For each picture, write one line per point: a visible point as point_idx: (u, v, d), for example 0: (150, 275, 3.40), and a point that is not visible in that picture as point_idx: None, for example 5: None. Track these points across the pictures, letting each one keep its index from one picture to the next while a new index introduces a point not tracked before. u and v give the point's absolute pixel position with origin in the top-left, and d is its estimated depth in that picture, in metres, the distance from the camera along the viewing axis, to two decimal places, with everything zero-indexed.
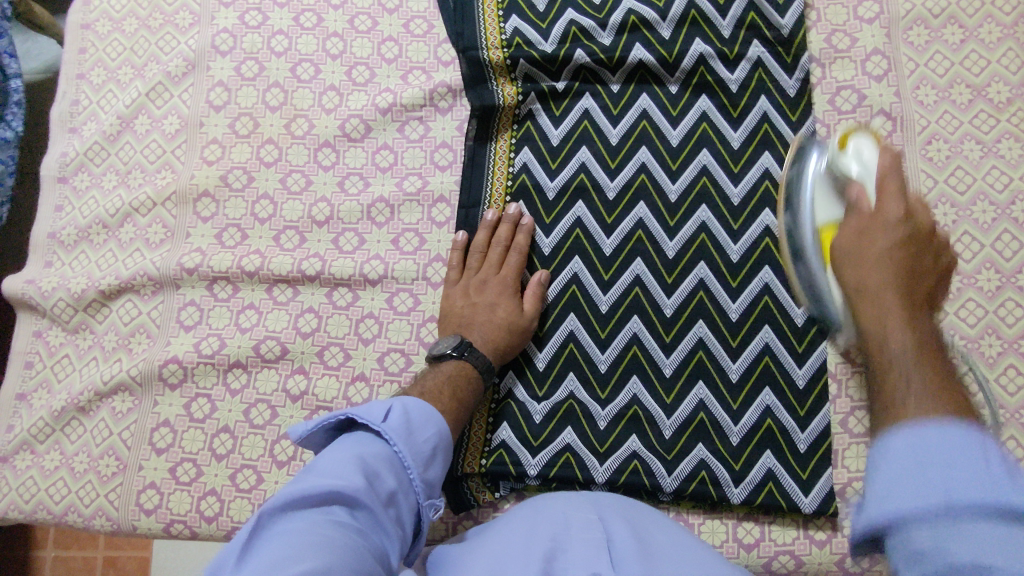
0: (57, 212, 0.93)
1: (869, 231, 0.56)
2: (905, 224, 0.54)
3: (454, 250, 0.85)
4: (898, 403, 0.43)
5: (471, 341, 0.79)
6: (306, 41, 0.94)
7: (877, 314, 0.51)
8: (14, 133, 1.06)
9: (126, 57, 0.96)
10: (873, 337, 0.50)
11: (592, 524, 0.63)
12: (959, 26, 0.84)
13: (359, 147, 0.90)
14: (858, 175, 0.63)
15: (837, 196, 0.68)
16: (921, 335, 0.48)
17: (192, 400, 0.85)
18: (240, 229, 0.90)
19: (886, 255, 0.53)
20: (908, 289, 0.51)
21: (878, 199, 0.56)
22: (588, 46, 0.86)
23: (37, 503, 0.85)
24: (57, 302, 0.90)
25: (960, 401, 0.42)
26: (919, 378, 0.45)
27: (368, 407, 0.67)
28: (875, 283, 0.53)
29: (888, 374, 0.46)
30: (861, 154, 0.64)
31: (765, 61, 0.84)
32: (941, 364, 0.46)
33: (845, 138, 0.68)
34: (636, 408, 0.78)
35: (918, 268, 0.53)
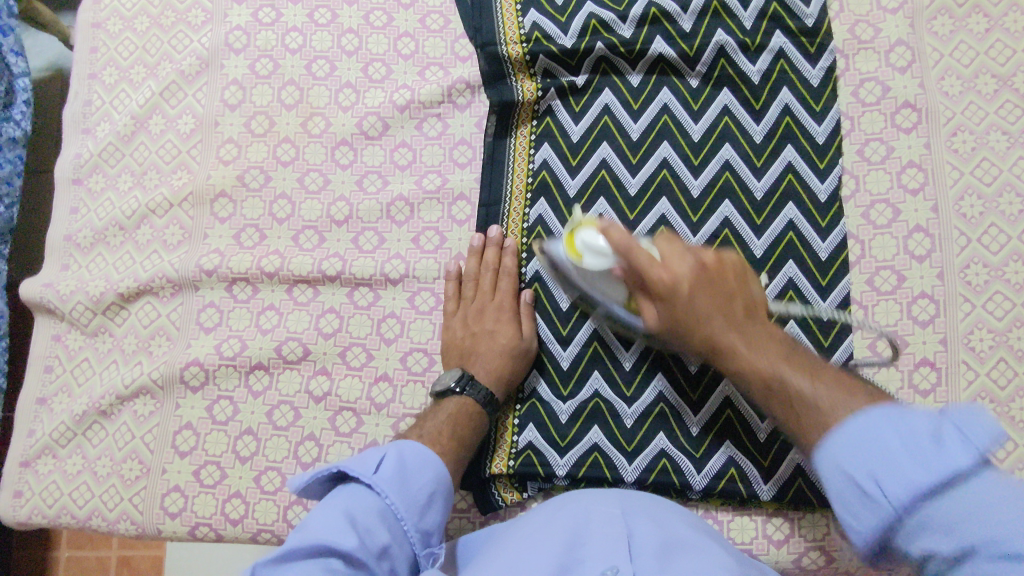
0: (73, 214, 0.92)
1: (663, 304, 0.64)
2: (688, 283, 0.63)
3: (448, 281, 0.84)
4: (810, 437, 0.55)
5: (473, 373, 0.78)
6: (321, 37, 0.92)
7: (719, 318, 0.63)
8: (22, 132, 1.05)
9: (138, 55, 0.95)
10: (795, 420, 0.57)
11: (615, 521, 0.62)
12: (984, 15, 0.83)
13: (377, 145, 0.89)
14: (606, 266, 0.67)
15: (609, 283, 0.70)
16: (779, 351, 0.62)
17: (214, 402, 0.85)
18: (258, 229, 0.89)
19: (696, 296, 0.63)
20: (730, 318, 0.63)
21: (643, 273, 0.63)
22: (608, 39, 0.85)
23: (61, 508, 0.85)
24: (75, 305, 0.89)
25: (831, 380, 0.57)
26: (824, 391, 0.56)
27: (359, 458, 0.65)
28: (711, 343, 0.64)
29: (802, 410, 0.57)
30: (595, 249, 0.67)
31: (787, 52, 0.83)
32: (820, 370, 0.59)
33: (572, 240, 0.70)
34: (662, 405, 0.78)
35: (716, 283, 0.63)
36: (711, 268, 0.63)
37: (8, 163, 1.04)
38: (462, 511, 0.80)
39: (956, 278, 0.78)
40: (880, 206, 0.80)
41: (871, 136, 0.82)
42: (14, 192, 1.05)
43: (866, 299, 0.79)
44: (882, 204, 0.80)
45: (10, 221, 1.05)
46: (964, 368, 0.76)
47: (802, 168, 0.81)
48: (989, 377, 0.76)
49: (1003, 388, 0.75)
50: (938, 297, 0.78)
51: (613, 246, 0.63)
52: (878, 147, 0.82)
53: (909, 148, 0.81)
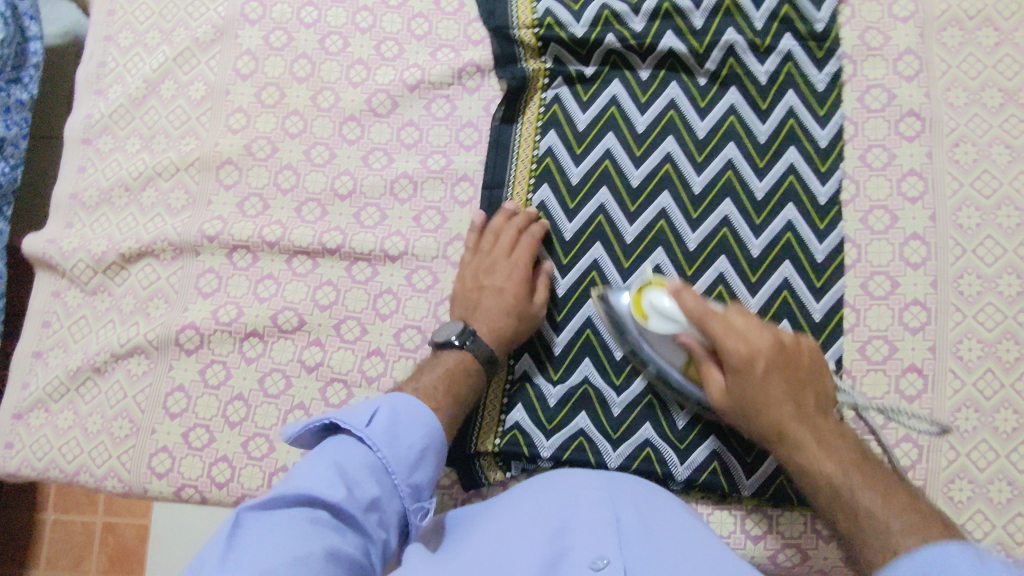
0: (80, 173, 0.93)
1: (735, 384, 0.67)
2: (760, 358, 0.66)
3: (471, 231, 0.83)
4: (863, 544, 0.59)
5: (476, 329, 0.77)
6: (336, 13, 0.93)
7: (777, 416, 0.66)
8: (29, 95, 1.06)
9: (155, 21, 0.96)
10: (849, 520, 0.61)
11: (602, 506, 0.61)
12: (995, 29, 0.83)
13: (384, 123, 0.90)
14: (673, 329, 0.70)
15: (671, 346, 0.72)
16: (840, 458, 0.64)
17: (207, 366, 0.86)
18: (262, 199, 0.90)
19: (768, 389, 0.66)
20: (798, 407, 0.66)
21: (719, 352, 0.67)
22: (619, 31, 0.86)
23: (50, 461, 0.85)
24: (76, 263, 0.90)
25: (913, 508, 0.59)
26: (869, 499, 0.61)
27: (352, 411, 0.66)
28: (774, 428, 0.66)
29: (850, 516, 0.61)
30: (665, 312, 0.70)
31: (796, 55, 0.84)
32: (882, 479, 0.62)
33: (638, 296, 0.72)
34: (650, 396, 0.78)
35: (798, 385, 0.67)
36: (785, 345, 0.68)
37: (14, 125, 1.05)
38: (446, 487, 0.82)
39: (949, 287, 0.78)
40: (879, 211, 0.81)
41: (874, 142, 0.83)
42: (19, 155, 1.06)
43: (859, 303, 0.79)
44: (881, 211, 0.81)
45: (14, 182, 1.06)
46: (951, 376, 0.77)
47: (804, 170, 0.82)
48: (975, 387, 0.76)
49: (988, 399, 0.76)
50: (930, 305, 0.78)
51: (688, 310, 0.67)
52: (880, 153, 0.82)
53: (911, 156, 0.82)
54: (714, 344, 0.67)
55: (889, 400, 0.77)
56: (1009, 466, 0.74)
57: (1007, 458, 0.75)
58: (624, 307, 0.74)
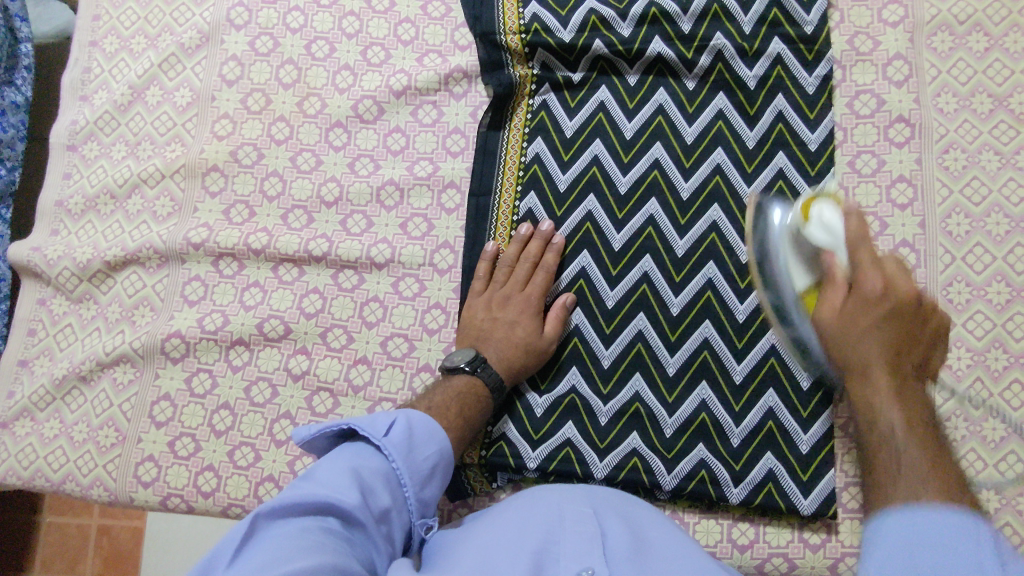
0: (66, 180, 0.93)
1: (851, 308, 0.59)
2: (887, 298, 0.57)
3: (482, 261, 0.83)
4: (885, 489, 0.50)
5: (486, 357, 0.78)
6: (322, 18, 0.93)
7: (869, 392, 0.56)
8: (23, 98, 1.06)
9: (140, 26, 0.95)
10: (878, 452, 0.53)
11: (587, 519, 0.61)
12: (984, 34, 0.83)
13: (371, 129, 0.90)
14: (827, 245, 0.64)
15: (808, 261, 0.67)
16: (910, 417, 0.53)
17: (193, 374, 0.85)
18: (248, 206, 0.89)
19: (873, 329, 0.57)
20: (899, 364, 0.56)
21: (857, 275, 0.59)
22: (607, 36, 0.85)
23: (35, 470, 0.85)
24: (62, 270, 0.89)
25: (958, 488, 0.48)
26: (909, 459, 0.50)
27: (371, 419, 0.65)
28: (862, 362, 0.57)
29: (888, 470, 0.51)
30: (824, 223, 0.65)
31: (785, 59, 0.83)
32: (950, 468, 0.50)
33: (807, 205, 0.69)
34: (637, 405, 0.78)
35: (906, 338, 0.57)
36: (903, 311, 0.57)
37: (10, 128, 1.04)
38: None
39: (938, 295, 0.78)
40: (868, 219, 0.80)
41: (863, 148, 0.82)
42: (15, 157, 1.05)
43: None
44: (870, 218, 0.80)
45: (13, 184, 1.06)
46: (940, 385, 0.76)
47: (793, 176, 0.81)
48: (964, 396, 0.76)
49: (976, 408, 0.75)
50: None
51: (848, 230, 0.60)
52: (869, 160, 0.82)
53: (899, 162, 0.81)
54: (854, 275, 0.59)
55: None
56: (997, 476, 0.74)
57: (995, 467, 0.74)
58: (778, 226, 0.71)
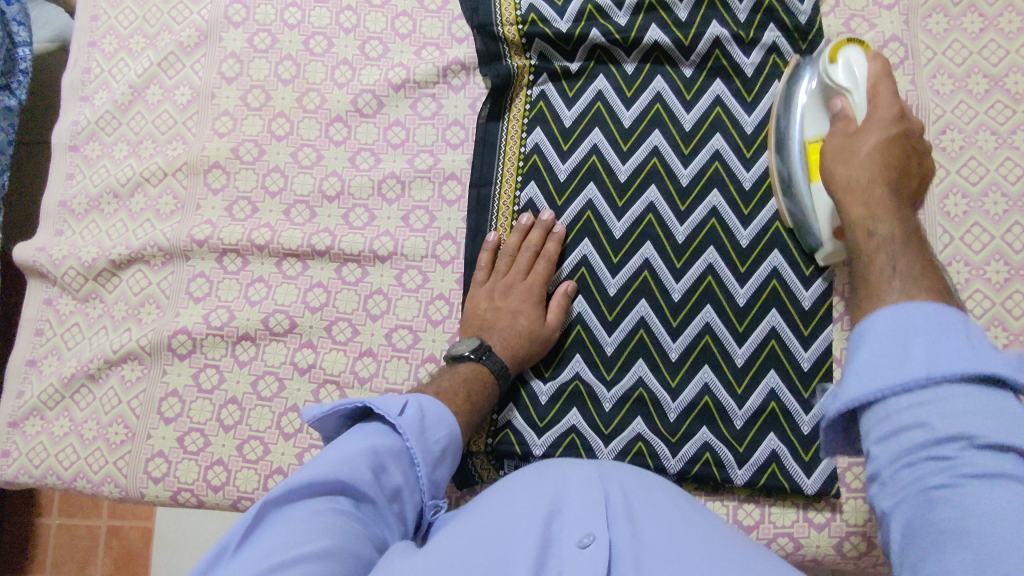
0: (68, 180, 0.93)
1: (865, 125, 0.61)
2: (897, 124, 0.60)
3: (484, 251, 0.84)
4: (882, 288, 0.47)
5: (490, 345, 0.78)
6: (320, 13, 0.93)
7: (867, 204, 0.55)
8: (17, 102, 1.07)
9: (139, 25, 0.96)
10: (865, 262, 0.52)
11: (592, 484, 0.60)
12: (979, 15, 0.83)
13: (371, 123, 0.90)
14: (844, 85, 0.66)
15: (824, 113, 0.73)
16: (906, 225, 0.53)
17: (200, 370, 0.86)
18: (250, 202, 0.90)
19: (871, 155, 0.58)
20: (897, 184, 0.56)
21: (870, 100, 0.62)
22: (604, 25, 0.85)
23: (47, 468, 0.86)
24: (67, 270, 0.90)
25: (938, 285, 0.47)
26: (907, 263, 0.49)
27: (385, 399, 0.66)
28: (863, 174, 0.57)
29: (874, 264, 0.51)
30: (850, 65, 0.66)
31: (781, 46, 0.83)
32: (924, 250, 0.51)
33: (835, 49, 0.69)
34: (641, 390, 0.79)
35: (904, 167, 0.58)
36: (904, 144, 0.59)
37: (1, 132, 1.05)
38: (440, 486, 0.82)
39: None
40: None
41: None
42: (4, 161, 1.06)
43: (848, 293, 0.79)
44: None
45: (2, 189, 1.07)
46: None
47: None
48: None
49: None
50: None
51: (884, 106, 0.61)
52: None
53: None
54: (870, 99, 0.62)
55: None
56: None
57: None
58: (804, 91, 0.75)
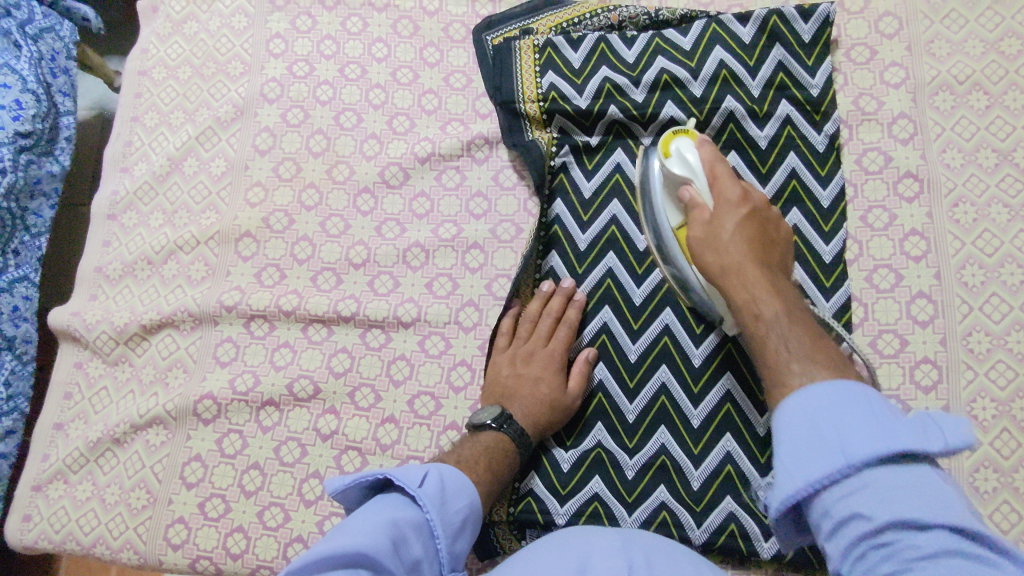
0: (105, 247, 0.97)
1: (717, 216, 0.70)
2: (744, 204, 0.70)
3: (506, 317, 0.85)
4: (785, 373, 0.58)
5: (512, 414, 0.79)
6: (350, 91, 0.98)
7: (747, 290, 0.65)
8: (60, 167, 1.10)
9: (179, 102, 1.01)
10: (772, 357, 0.60)
11: (616, 555, 0.59)
12: (985, 92, 0.86)
13: (397, 194, 0.94)
14: (685, 176, 0.74)
15: (675, 200, 0.76)
16: (783, 302, 0.64)
17: (224, 435, 0.87)
18: (279, 269, 0.93)
19: (735, 234, 0.68)
20: (763, 261, 0.67)
21: (714, 190, 0.72)
22: (621, 102, 0.88)
23: (67, 533, 0.86)
24: (99, 334, 0.92)
25: (830, 360, 0.57)
26: (799, 346, 0.59)
27: (405, 470, 0.67)
28: (735, 261, 0.67)
29: (775, 351, 0.60)
30: (684, 155, 0.74)
31: (793, 120, 0.86)
32: (807, 326, 0.62)
33: (669, 141, 0.76)
34: (663, 457, 0.78)
35: (763, 243, 0.69)
36: (762, 223, 0.70)
37: (42, 194, 1.08)
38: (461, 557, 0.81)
39: (959, 345, 0.79)
40: (883, 270, 0.82)
41: (874, 204, 0.85)
42: (42, 224, 1.08)
43: (869, 361, 0.80)
44: (885, 269, 0.82)
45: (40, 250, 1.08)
46: None
47: (808, 231, 0.83)
48: (992, 447, 0.76)
49: (1006, 459, 0.75)
50: (941, 363, 0.79)
51: (704, 159, 0.73)
52: (881, 214, 0.84)
53: (911, 216, 0.83)
54: (713, 188, 0.72)
55: None
56: None
57: None
58: (655, 172, 0.78)
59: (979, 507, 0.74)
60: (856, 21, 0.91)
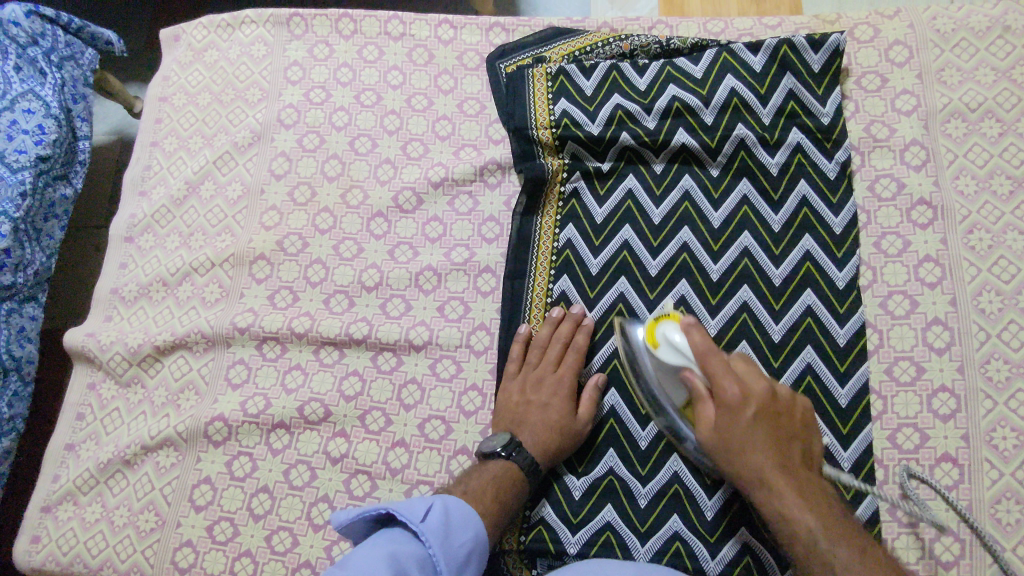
0: (121, 269, 0.98)
1: (728, 421, 0.68)
2: (753, 405, 0.68)
3: (516, 343, 0.85)
4: (794, 528, 0.64)
5: (521, 441, 0.78)
6: (366, 117, 1.00)
7: (774, 501, 0.66)
8: (72, 190, 1.13)
9: (197, 127, 1.03)
10: (808, 554, 0.63)
11: None
12: (997, 120, 0.86)
13: (410, 218, 0.94)
14: (678, 365, 0.71)
15: (672, 379, 0.72)
16: (811, 514, 0.64)
17: (233, 458, 0.87)
18: (292, 291, 0.93)
19: (756, 446, 0.67)
20: (782, 462, 0.67)
21: (718, 395, 0.68)
22: (633, 129, 0.89)
23: (74, 556, 0.86)
24: (113, 355, 0.93)
25: (867, 555, 0.62)
26: (841, 560, 0.61)
27: (408, 503, 0.66)
28: (758, 476, 0.67)
29: (785, 513, 0.65)
30: (676, 344, 0.71)
31: (804, 147, 0.87)
32: (825, 502, 0.66)
33: (653, 327, 0.73)
34: (677, 486, 0.77)
35: (777, 433, 0.68)
36: (773, 401, 0.69)
37: (55, 217, 1.10)
38: None
39: (977, 373, 0.78)
40: (898, 297, 0.82)
41: (888, 230, 0.84)
42: (53, 246, 1.09)
43: (885, 389, 0.79)
44: (900, 296, 0.82)
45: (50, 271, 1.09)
46: (987, 466, 0.75)
47: (820, 257, 0.83)
48: (1014, 478, 0.74)
49: None
50: (959, 391, 0.77)
51: (696, 345, 0.69)
52: (895, 240, 0.84)
53: (925, 243, 0.83)
54: (712, 383, 0.69)
55: (923, 490, 0.75)
56: None
57: None
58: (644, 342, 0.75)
59: (1002, 540, 0.73)
60: (867, 50, 0.92)
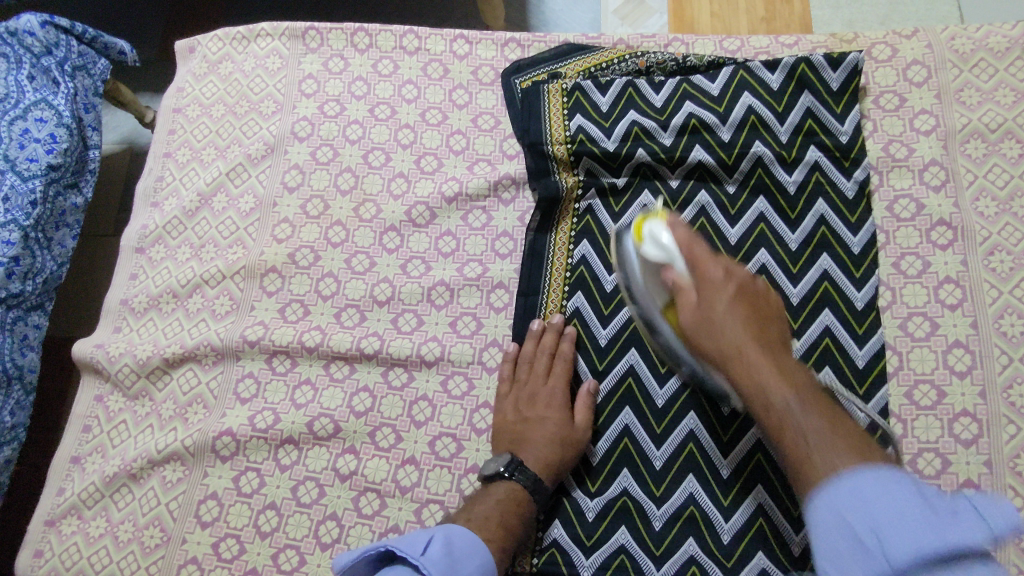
0: (132, 280, 0.98)
1: (704, 299, 0.66)
2: (730, 281, 0.66)
3: (505, 362, 0.84)
4: (800, 452, 0.57)
5: (523, 460, 0.77)
6: (380, 131, 0.99)
7: (754, 381, 0.61)
8: (83, 199, 1.13)
9: (211, 139, 1.03)
10: (796, 448, 0.57)
11: None
12: (1017, 141, 0.85)
13: (423, 233, 0.94)
14: (662, 260, 0.70)
15: (653, 278, 0.72)
16: (791, 387, 0.60)
17: (241, 473, 0.86)
18: (303, 305, 0.92)
19: (729, 312, 0.64)
20: (765, 343, 0.63)
21: (698, 272, 0.67)
22: (650, 146, 0.89)
23: (77, 571, 0.84)
24: (121, 367, 0.92)
25: (861, 449, 0.55)
26: (818, 437, 0.56)
27: (409, 539, 0.65)
28: (734, 346, 0.63)
29: (798, 447, 0.57)
30: (658, 239, 0.70)
31: (822, 165, 0.86)
32: (831, 411, 0.59)
33: (641, 224, 0.73)
34: (692, 508, 0.76)
35: (758, 317, 0.65)
36: (752, 296, 0.66)
37: (65, 226, 1.09)
38: None
39: (999, 398, 0.76)
40: (918, 318, 0.81)
41: (907, 251, 0.83)
42: (64, 254, 1.09)
43: (905, 413, 0.77)
44: (920, 317, 0.81)
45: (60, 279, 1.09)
46: (1011, 494, 0.73)
47: (838, 276, 0.82)
48: None
49: None
50: (981, 416, 0.76)
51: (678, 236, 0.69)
52: (914, 261, 0.83)
53: (945, 264, 0.82)
54: (694, 272, 0.68)
55: None
56: None
57: None
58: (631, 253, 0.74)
59: None
60: (884, 70, 0.92)
